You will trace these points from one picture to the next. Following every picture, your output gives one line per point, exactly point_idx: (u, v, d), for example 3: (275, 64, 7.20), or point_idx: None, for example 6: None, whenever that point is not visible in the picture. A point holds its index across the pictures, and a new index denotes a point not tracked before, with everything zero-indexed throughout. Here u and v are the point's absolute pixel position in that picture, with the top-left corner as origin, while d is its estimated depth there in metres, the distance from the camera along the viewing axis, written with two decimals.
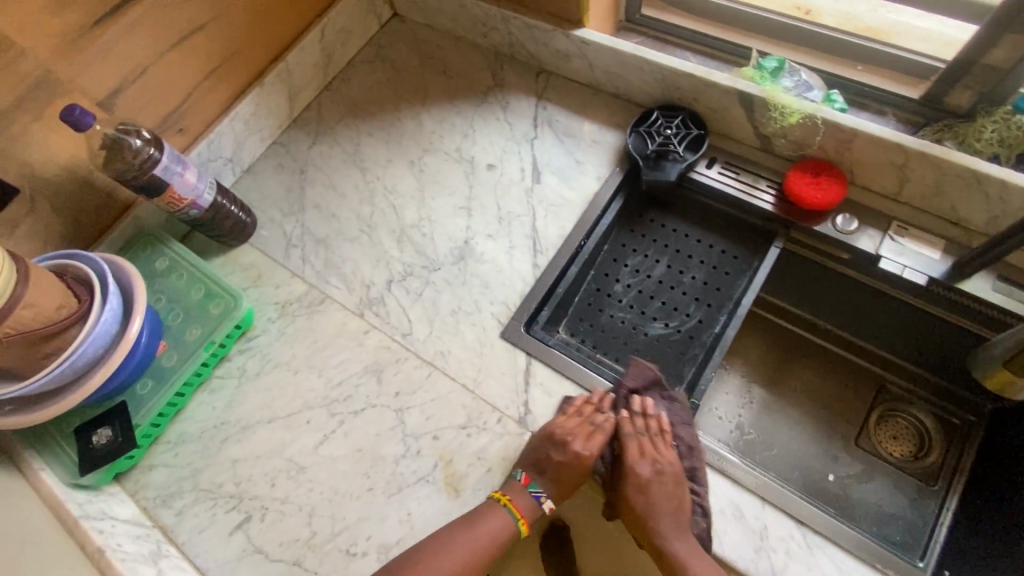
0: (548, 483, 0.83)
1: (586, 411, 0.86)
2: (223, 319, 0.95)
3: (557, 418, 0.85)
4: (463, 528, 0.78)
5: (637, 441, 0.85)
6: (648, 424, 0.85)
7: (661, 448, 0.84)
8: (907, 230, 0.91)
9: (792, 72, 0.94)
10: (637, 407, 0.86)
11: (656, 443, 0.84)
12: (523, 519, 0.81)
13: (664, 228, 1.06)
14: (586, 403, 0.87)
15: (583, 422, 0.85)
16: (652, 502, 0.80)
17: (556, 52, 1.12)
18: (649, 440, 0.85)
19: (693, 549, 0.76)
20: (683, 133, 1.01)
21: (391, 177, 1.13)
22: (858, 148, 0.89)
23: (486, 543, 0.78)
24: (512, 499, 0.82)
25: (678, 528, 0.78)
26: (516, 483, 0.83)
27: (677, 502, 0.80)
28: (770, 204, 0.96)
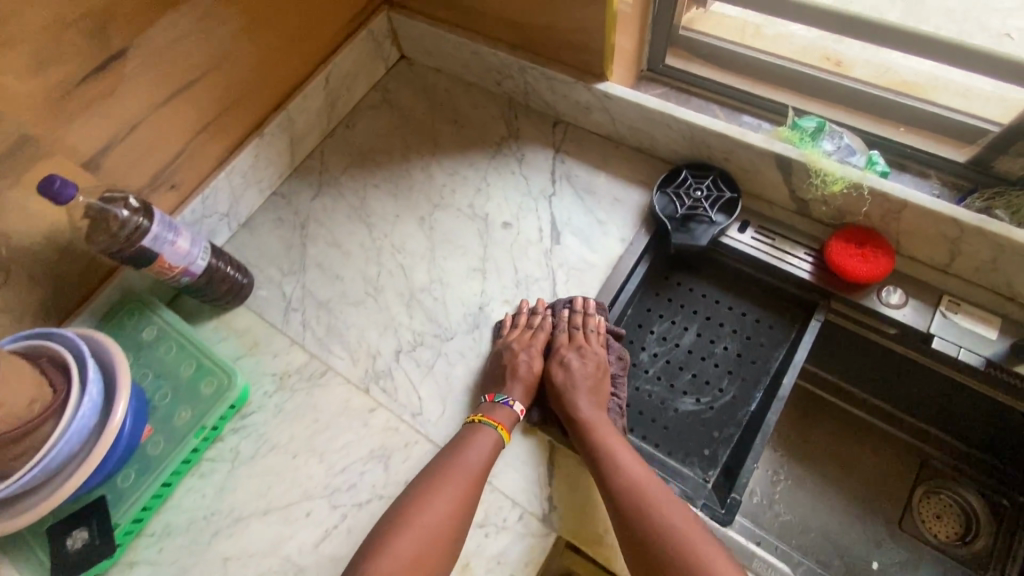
0: (513, 387, 0.87)
1: (523, 320, 0.93)
2: (216, 401, 0.87)
3: (504, 333, 0.93)
4: (454, 451, 0.80)
5: (568, 331, 0.91)
6: (586, 322, 0.91)
7: (592, 339, 0.90)
8: (959, 306, 0.84)
9: (833, 134, 0.88)
10: (575, 306, 0.93)
11: (588, 336, 0.90)
12: (501, 426, 0.83)
13: (692, 292, 0.98)
14: (527, 311, 0.95)
15: (524, 329, 0.92)
16: (573, 380, 0.86)
17: (576, 103, 1.06)
18: (583, 334, 0.90)
19: (605, 418, 0.82)
20: (714, 196, 0.94)
21: (399, 235, 1.06)
22: (906, 219, 0.82)
23: (483, 458, 0.79)
24: (487, 415, 0.84)
25: (596, 407, 0.84)
26: (485, 404, 0.86)
27: (602, 391, 0.86)
28: (807, 273, 0.90)
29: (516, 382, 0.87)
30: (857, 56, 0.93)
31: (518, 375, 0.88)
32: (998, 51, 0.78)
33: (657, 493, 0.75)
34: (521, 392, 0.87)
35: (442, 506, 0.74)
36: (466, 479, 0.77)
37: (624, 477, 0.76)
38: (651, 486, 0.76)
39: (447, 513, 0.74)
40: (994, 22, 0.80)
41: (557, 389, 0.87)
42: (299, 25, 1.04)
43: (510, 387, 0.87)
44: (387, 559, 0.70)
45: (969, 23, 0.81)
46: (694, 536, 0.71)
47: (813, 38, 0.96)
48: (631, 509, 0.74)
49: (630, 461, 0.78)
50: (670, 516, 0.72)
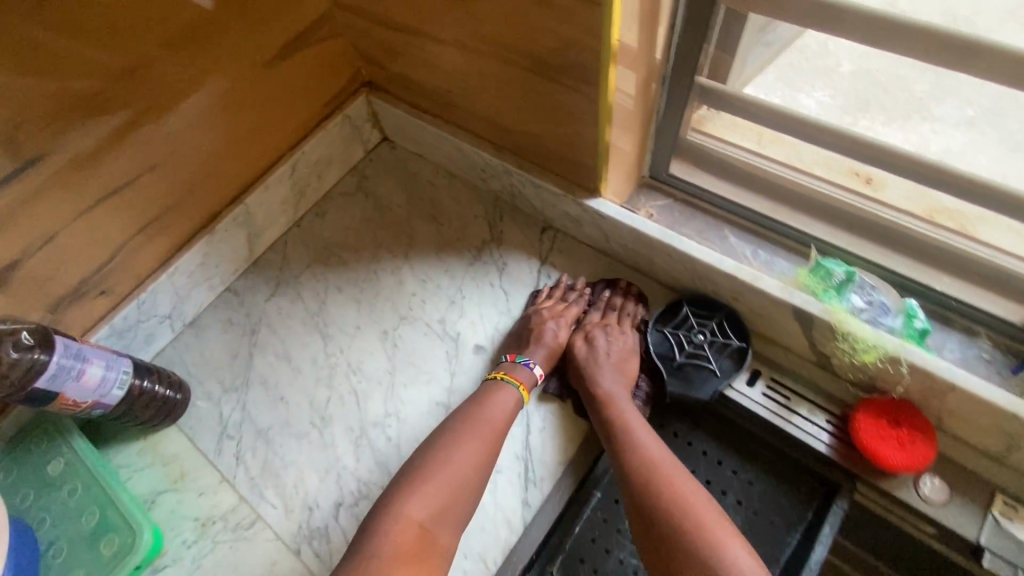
0: (536, 350, 0.84)
1: (559, 293, 0.91)
2: (116, 565, 0.74)
3: (537, 301, 0.91)
4: (476, 404, 0.78)
5: (602, 311, 0.88)
6: (624, 305, 0.88)
7: (626, 324, 0.86)
8: (1015, 511, 0.69)
9: (863, 286, 0.74)
10: (613, 289, 0.90)
11: (624, 321, 0.86)
12: (522, 386, 0.81)
13: (692, 449, 0.83)
14: (563, 286, 0.92)
15: (555, 300, 0.90)
16: (598, 355, 0.82)
17: (565, 214, 0.94)
18: (619, 318, 0.87)
19: (625, 397, 0.78)
20: (720, 342, 0.80)
21: (357, 351, 0.93)
22: (953, 401, 0.67)
23: (503, 416, 0.77)
24: (511, 373, 0.82)
25: (620, 383, 0.80)
26: (506, 363, 0.84)
27: (628, 377, 0.81)
28: (827, 446, 0.75)
29: (538, 347, 0.84)
30: (891, 176, 0.79)
31: (542, 340, 0.85)
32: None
33: (671, 472, 0.69)
34: (543, 357, 0.84)
35: (466, 456, 0.72)
36: (488, 432, 0.75)
37: (636, 454, 0.71)
38: (667, 463, 0.70)
39: (468, 465, 0.71)
40: None
41: (579, 363, 0.83)
42: (265, 113, 0.94)
43: (532, 349, 0.85)
44: (413, 508, 0.67)
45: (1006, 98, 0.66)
46: (707, 516, 0.64)
47: None
48: (641, 487, 0.68)
49: (644, 438, 0.73)
50: (682, 496, 0.66)
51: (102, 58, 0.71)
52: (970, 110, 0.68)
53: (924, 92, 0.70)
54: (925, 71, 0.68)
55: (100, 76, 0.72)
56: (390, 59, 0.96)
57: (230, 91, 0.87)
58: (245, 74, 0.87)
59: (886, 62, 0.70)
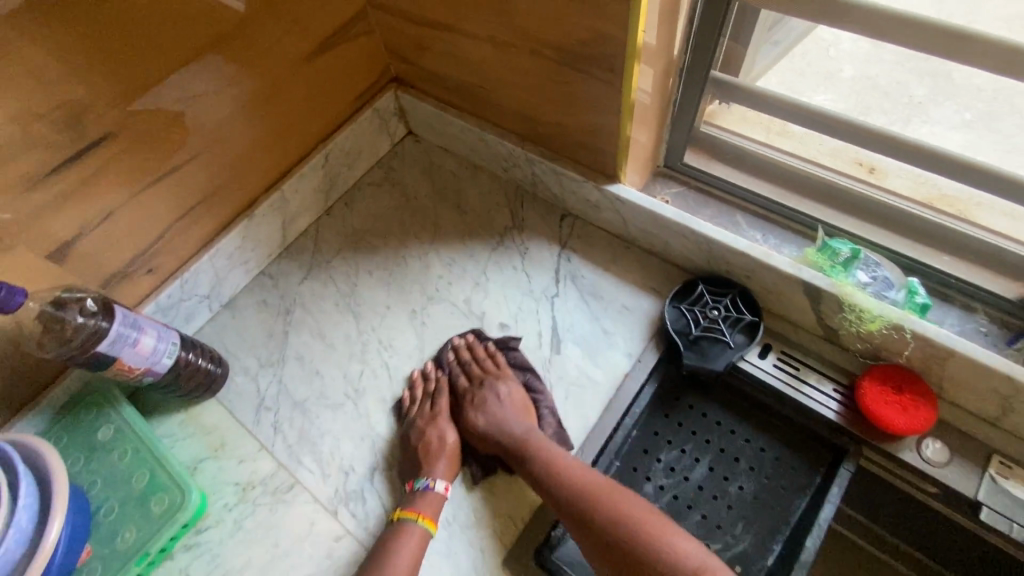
0: (433, 468, 0.82)
1: (420, 389, 0.90)
2: (165, 522, 0.78)
3: (404, 409, 0.89)
4: (381, 553, 0.75)
5: (466, 371, 0.91)
6: (476, 353, 0.92)
7: (490, 366, 0.90)
8: (1012, 470, 0.74)
9: (867, 263, 0.80)
10: (457, 346, 0.93)
11: (486, 365, 0.90)
12: (424, 517, 0.78)
13: (706, 418, 0.88)
14: (419, 380, 0.92)
15: (422, 396, 0.90)
16: (492, 418, 0.85)
17: (585, 200, 0.99)
18: (480, 366, 0.91)
19: (536, 432, 0.82)
20: (733, 316, 0.86)
21: (388, 329, 0.98)
22: (953, 367, 0.73)
23: (409, 562, 0.74)
24: (405, 508, 0.79)
25: (522, 424, 0.83)
26: (406, 495, 0.80)
27: (522, 409, 0.86)
28: (835, 412, 0.80)
29: (434, 461, 0.82)
30: (894, 165, 0.84)
31: (433, 452, 0.83)
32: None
33: (599, 486, 0.74)
34: (442, 470, 0.82)
35: None
36: None
37: (566, 483, 0.75)
38: (596, 482, 0.75)
39: None
40: None
41: (480, 432, 0.84)
42: (302, 106, 1.00)
43: (429, 468, 0.82)
44: None
45: (999, 102, 0.70)
46: (643, 519, 0.70)
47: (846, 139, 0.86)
48: (584, 516, 0.72)
49: (565, 465, 0.77)
50: (616, 507, 0.72)
51: (166, 47, 0.77)
52: (967, 114, 0.73)
53: (923, 97, 0.75)
54: (924, 77, 0.73)
55: (163, 62, 0.77)
56: (420, 55, 1.02)
57: (272, 82, 0.93)
58: (285, 68, 0.93)
59: (886, 66, 0.75)
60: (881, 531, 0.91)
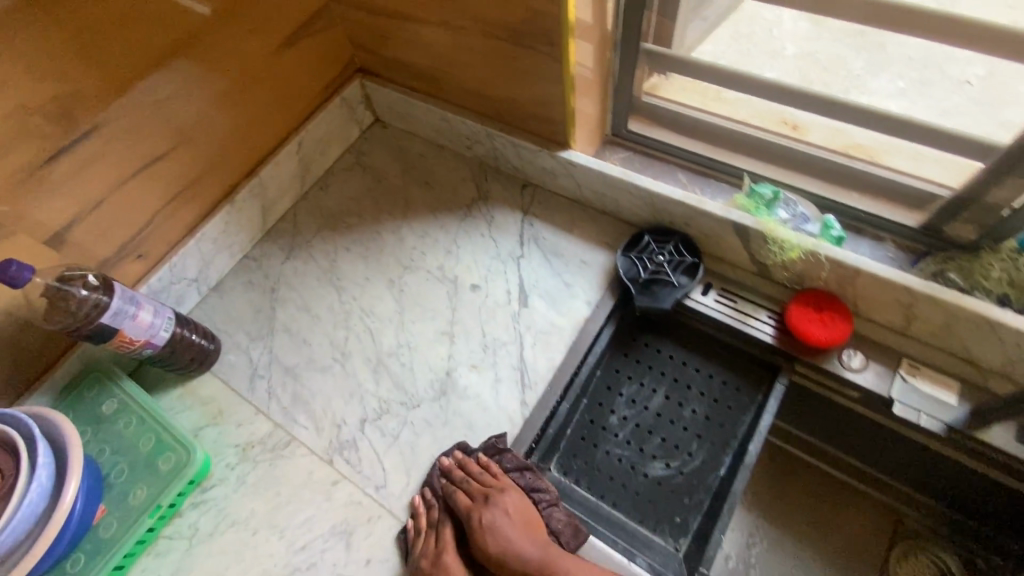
0: None
1: (422, 521, 0.83)
2: (174, 477, 0.86)
3: (409, 546, 0.82)
4: None
5: (463, 495, 0.84)
6: (472, 468, 0.86)
7: (489, 479, 0.85)
8: (918, 369, 0.85)
9: (787, 203, 0.92)
10: (449, 466, 0.87)
11: (484, 480, 0.85)
12: None
13: (660, 354, 1.00)
14: (420, 511, 0.84)
15: (420, 530, 0.83)
16: (505, 542, 0.79)
17: (541, 169, 1.09)
18: (477, 482, 0.85)
19: (554, 547, 0.79)
20: (676, 260, 0.97)
21: (369, 298, 1.06)
22: (862, 285, 0.84)
23: None
24: None
25: (537, 541, 0.80)
26: None
27: (531, 520, 0.82)
28: (769, 336, 0.91)
29: None
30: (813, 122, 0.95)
31: None
32: (966, 133, 0.80)
33: None
34: None
35: None
36: None
37: None
38: None
39: None
40: (956, 69, 0.80)
41: (496, 559, 0.79)
42: (272, 99, 1.07)
43: None
44: None
45: (930, 71, 0.82)
46: None
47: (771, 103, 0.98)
48: None
49: None
50: None
51: (148, 42, 0.84)
52: (901, 82, 0.84)
53: (862, 70, 0.86)
54: (860, 51, 0.85)
55: (142, 59, 0.84)
56: (381, 45, 1.10)
57: (245, 74, 1.00)
58: (256, 60, 1.01)
59: (826, 44, 0.87)
60: (809, 438, 1.05)
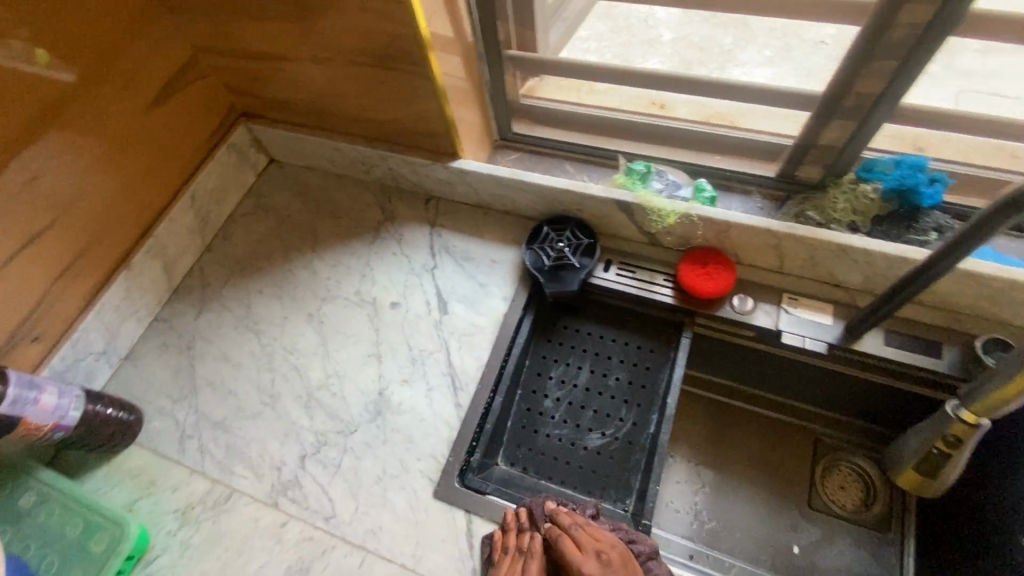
0: None
1: (511, 544, 0.79)
2: (111, 556, 0.83)
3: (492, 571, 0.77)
4: None
5: (570, 542, 0.76)
6: (579, 520, 0.80)
7: (598, 532, 0.78)
8: (797, 300, 0.96)
9: (659, 174, 1.02)
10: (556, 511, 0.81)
11: (595, 533, 0.77)
12: None
13: (580, 333, 1.07)
14: (507, 536, 0.80)
15: (507, 560, 0.77)
16: None
17: (438, 181, 1.13)
18: (587, 532, 0.78)
19: None
20: (575, 244, 1.03)
21: (289, 336, 1.06)
22: (734, 235, 0.95)
23: None
24: None
25: None
26: None
27: None
28: (668, 296, 0.99)
29: None
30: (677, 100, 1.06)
31: None
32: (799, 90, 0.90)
33: None
34: None
35: None
36: None
37: None
38: None
39: None
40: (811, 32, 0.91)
41: None
42: (154, 156, 1.06)
43: None
44: None
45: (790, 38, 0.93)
46: None
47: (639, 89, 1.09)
48: None
49: None
50: None
51: (11, 117, 0.81)
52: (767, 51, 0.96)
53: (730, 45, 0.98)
54: (727, 29, 0.97)
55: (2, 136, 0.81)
56: (261, 87, 1.12)
57: (123, 135, 0.99)
58: (132, 120, 0.99)
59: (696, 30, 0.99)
60: (722, 380, 1.14)
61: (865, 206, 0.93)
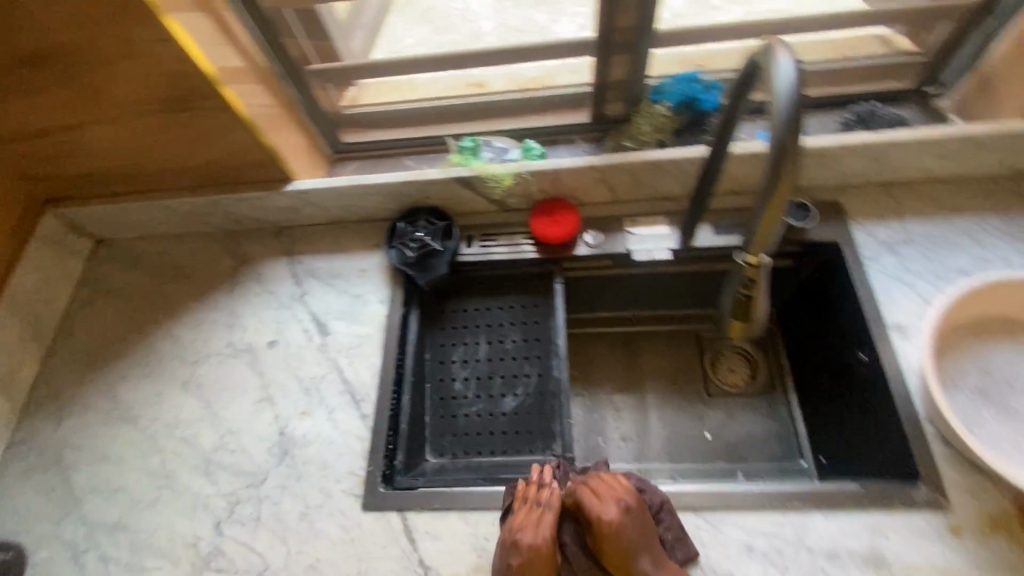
0: None
1: (530, 493, 0.81)
2: None
3: (509, 518, 0.80)
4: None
5: (588, 491, 0.78)
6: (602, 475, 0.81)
7: (618, 483, 0.79)
8: (637, 221, 1.06)
9: (487, 145, 1.08)
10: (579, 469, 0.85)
11: (612, 483, 0.79)
12: None
13: (467, 311, 1.10)
14: (526, 486, 0.83)
15: (526, 511, 0.79)
16: (620, 543, 0.74)
17: (282, 210, 1.11)
18: (605, 483, 0.79)
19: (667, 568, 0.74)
20: (433, 229, 1.06)
21: (170, 410, 1.00)
22: (567, 179, 1.03)
23: None
24: None
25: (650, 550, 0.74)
26: None
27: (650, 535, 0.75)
28: (530, 251, 1.06)
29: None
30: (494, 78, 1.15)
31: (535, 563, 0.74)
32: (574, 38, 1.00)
33: None
34: None
35: None
36: None
37: None
38: None
39: None
40: None
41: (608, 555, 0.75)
42: None
43: None
44: None
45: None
46: None
47: (458, 74, 1.17)
48: None
49: None
50: None
51: None
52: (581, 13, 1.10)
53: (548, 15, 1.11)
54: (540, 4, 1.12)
55: None
56: (55, 165, 1.03)
57: None
58: None
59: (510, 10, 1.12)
60: (609, 314, 1.24)
61: (664, 123, 1.05)
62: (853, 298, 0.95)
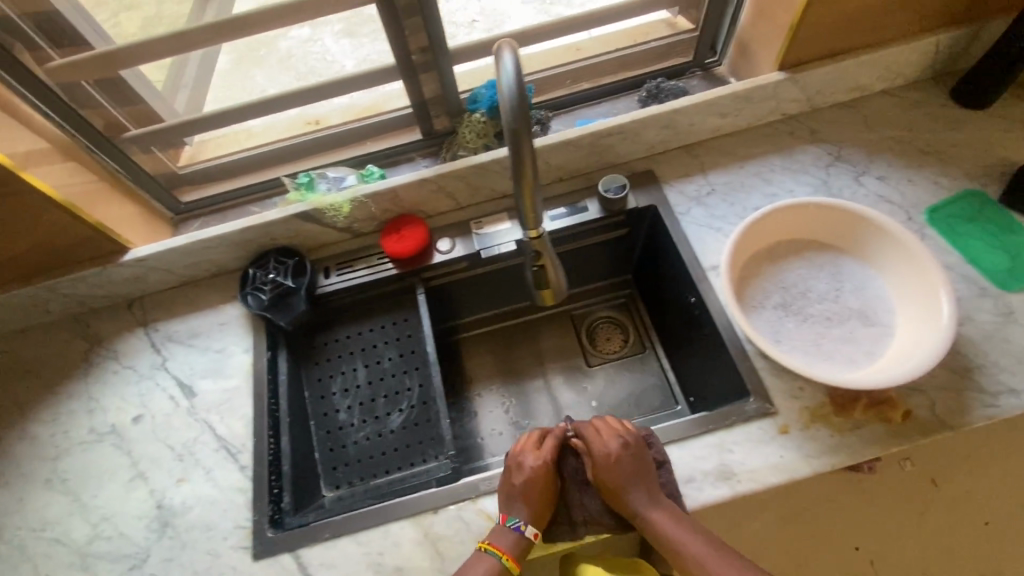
0: (524, 508, 0.81)
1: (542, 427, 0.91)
2: None
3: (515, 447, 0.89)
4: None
5: (592, 430, 0.86)
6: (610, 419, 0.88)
7: (624, 424, 0.87)
8: (482, 222, 1.13)
9: (322, 177, 1.11)
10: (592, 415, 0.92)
11: (617, 425, 0.86)
12: (507, 556, 0.77)
13: (340, 340, 1.11)
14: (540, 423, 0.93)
15: (532, 437, 0.89)
16: (612, 472, 0.81)
17: (127, 282, 1.08)
18: (612, 424, 0.87)
19: (659, 499, 0.78)
20: (283, 268, 1.08)
21: (35, 513, 0.94)
22: (404, 196, 1.08)
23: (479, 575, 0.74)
24: (493, 541, 0.78)
25: (647, 480, 0.80)
26: (496, 527, 0.80)
27: (647, 469, 0.81)
28: (384, 270, 1.10)
29: (527, 501, 0.81)
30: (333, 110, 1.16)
31: (528, 480, 0.83)
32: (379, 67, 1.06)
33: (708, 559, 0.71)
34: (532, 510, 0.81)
35: None
36: None
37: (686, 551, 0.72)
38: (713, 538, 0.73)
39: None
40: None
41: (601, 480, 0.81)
42: None
43: (518, 507, 0.81)
44: None
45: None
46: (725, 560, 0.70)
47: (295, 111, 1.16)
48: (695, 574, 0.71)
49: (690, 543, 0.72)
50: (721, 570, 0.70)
51: None
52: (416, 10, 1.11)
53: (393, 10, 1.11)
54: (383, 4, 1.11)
55: None
56: None
57: None
58: None
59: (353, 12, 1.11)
60: (485, 314, 1.30)
61: (484, 130, 1.12)
62: (676, 250, 1.06)
